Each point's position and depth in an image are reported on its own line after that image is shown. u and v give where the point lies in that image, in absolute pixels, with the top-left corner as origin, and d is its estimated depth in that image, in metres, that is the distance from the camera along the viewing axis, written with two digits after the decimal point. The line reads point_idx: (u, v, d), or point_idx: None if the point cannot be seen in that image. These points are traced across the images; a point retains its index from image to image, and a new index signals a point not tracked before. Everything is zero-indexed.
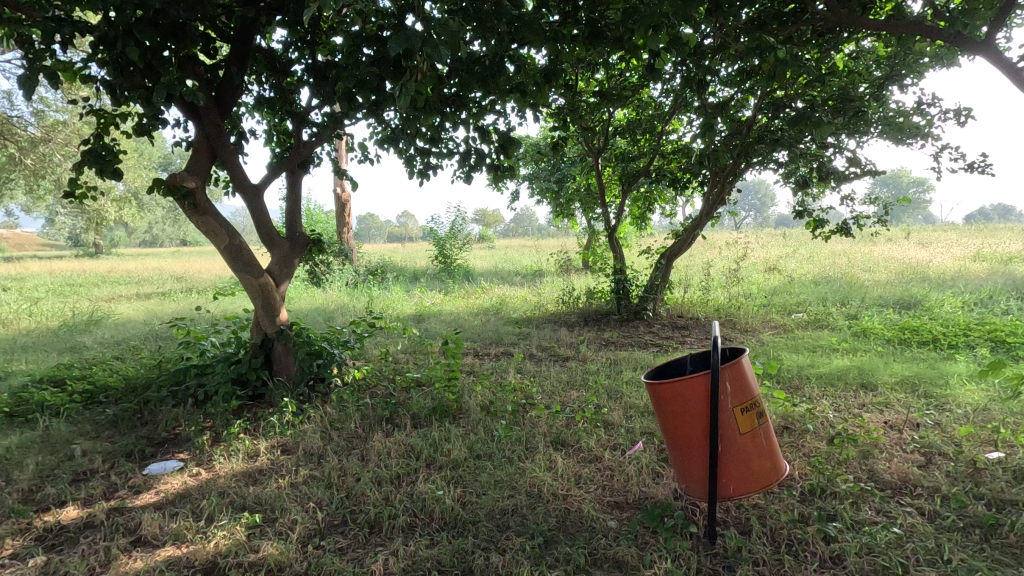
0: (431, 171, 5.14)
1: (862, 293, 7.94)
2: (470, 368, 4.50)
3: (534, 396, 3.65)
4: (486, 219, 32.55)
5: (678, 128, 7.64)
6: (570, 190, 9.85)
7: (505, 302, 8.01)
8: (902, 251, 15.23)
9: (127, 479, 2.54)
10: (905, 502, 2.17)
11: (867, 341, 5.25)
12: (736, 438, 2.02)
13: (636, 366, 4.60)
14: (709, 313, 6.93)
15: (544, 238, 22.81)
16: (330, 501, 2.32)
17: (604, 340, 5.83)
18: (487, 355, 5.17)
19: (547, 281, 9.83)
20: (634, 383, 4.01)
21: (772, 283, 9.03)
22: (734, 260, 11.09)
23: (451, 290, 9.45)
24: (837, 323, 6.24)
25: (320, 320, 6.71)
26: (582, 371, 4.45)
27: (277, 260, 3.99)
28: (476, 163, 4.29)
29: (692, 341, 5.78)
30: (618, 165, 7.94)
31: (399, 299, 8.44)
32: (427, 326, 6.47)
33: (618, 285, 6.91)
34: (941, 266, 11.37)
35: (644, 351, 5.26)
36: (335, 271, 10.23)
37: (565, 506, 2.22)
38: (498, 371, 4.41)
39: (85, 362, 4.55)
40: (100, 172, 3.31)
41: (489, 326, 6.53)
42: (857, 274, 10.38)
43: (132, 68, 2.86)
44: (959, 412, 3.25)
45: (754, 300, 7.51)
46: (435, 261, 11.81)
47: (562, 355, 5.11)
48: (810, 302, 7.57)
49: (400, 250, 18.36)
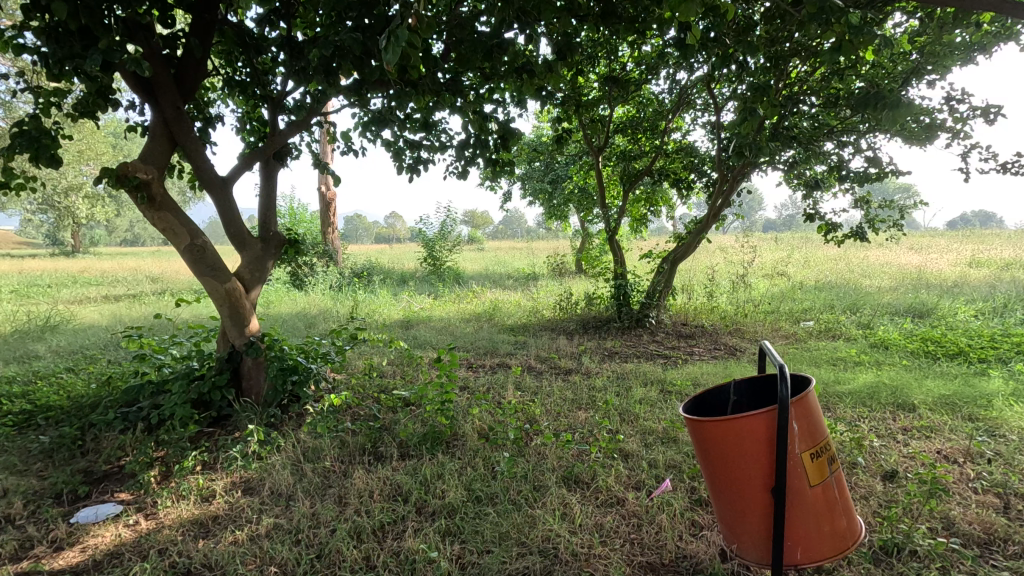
0: (423, 167, 4.71)
1: (870, 300, 7.64)
2: (464, 384, 4.07)
3: (539, 419, 3.24)
4: (475, 221, 32.17)
5: (681, 126, 7.30)
6: (565, 191, 9.48)
7: (498, 307, 7.59)
8: (897, 256, 15.06)
9: (49, 532, 2.09)
10: (1002, 566, 1.80)
11: (889, 354, 4.91)
12: (805, 493, 1.62)
13: (645, 381, 4.21)
14: (715, 321, 6.57)
15: (535, 240, 22.44)
16: (297, 563, 1.89)
17: (606, 350, 5.44)
18: (482, 367, 4.75)
19: (541, 285, 9.44)
20: (648, 402, 3.61)
21: (775, 289, 8.71)
22: (733, 265, 10.77)
23: (441, 294, 9.01)
24: (851, 333, 5.91)
25: (300, 328, 6.25)
26: (587, 386, 4.05)
27: (250, 264, 3.53)
28: (473, 156, 3.86)
29: (700, 351, 5.41)
30: (618, 165, 7.57)
31: (386, 304, 7.99)
32: (416, 334, 6.04)
33: (619, 291, 6.53)
34: (942, 272, 11.14)
35: (650, 362, 4.87)
36: (319, 274, 9.75)
37: (587, 571, 1.82)
38: (496, 388, 3.99)
39: (31, 376, 4.05)
40: (34, 158, 2.83)
41: (483, 334, 6.11)
42: (858, 279, 10.10)
43: (64, 34, 2.38)
44: (1017, 439, 2.89)
45: (760, 307, 7.17)
46: (424, 263, 11.36)
47: (563, 368, 4.70)
48: (818, 310, 7.24)
49: (388, 251, 17.88)
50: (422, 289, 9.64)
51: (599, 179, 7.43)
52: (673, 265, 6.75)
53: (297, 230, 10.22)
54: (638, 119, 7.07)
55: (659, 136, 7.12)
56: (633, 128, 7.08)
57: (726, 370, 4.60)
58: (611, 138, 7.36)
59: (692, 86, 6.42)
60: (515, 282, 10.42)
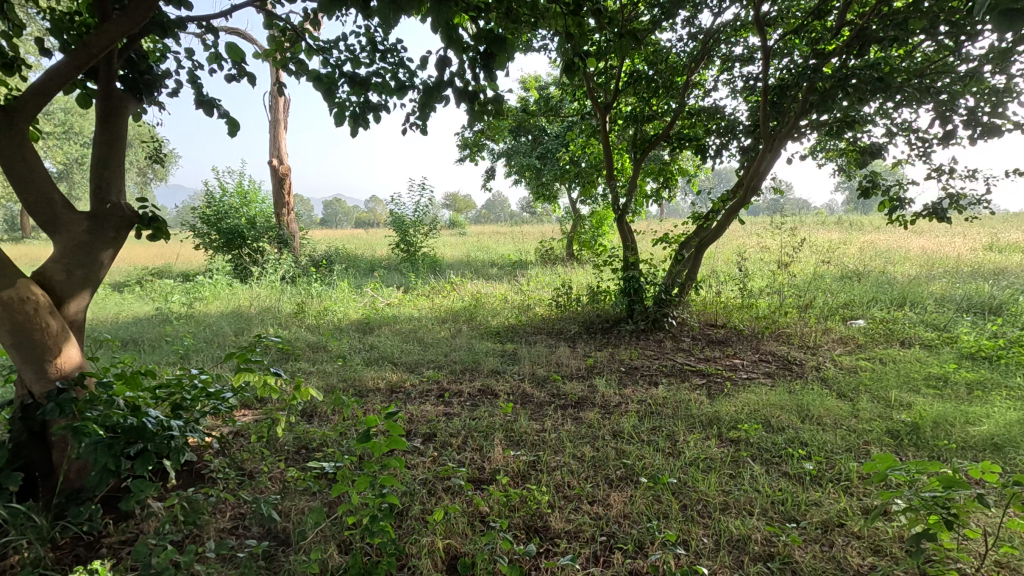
0: (372, 116, 3.33)
1: (920, 292, 6.46)
2: (430, 434, 2.76)
3: (549, 520, 1.96)
4: (452, 204, 30.65)
5: (703, 80, 6.00)
6: (560, 164, 8.10)
7: (480, 303, 6.26)
8: (907, 240, 13.92)
9: None
10: None
11: (1001, 372, 3.69)
12: None
13: (691, 422, 2.93)
14: (749, 321, 5.33)
15: (519, 225, 21.02)
16: None
17: (622, 365, 4.15)
18: (458, 398, 3.41)
19: (530, 276, 8.05)
20: (712, 471, 2.33)
21: (802, 278, 7.51)
22: (745, 250, 9.55)
23: (412, 287, 7.61)
24: (924, 338, 4.70)
25: (224, 336, 4.83)
26: (610, 436, 2.75)
27: (67, 257, 2.14)
28: (442, 88, 2.47)
29: (746, 365, 4.15)
30: (626, 131, 6.23)
31: (345, 299, 6.57)
32: (374, 344, 4.67)
33: (631, 284, 5.22)
34: (968, 258, 10.07)
35: (685, 387, 3.58)
36: (269, 262, 8.27)
37: None
38: (478, 441, 2.68)
39: None
40: None
41: (461, 341, 4.76)
42: (885, 267, 8.96)
43: None
44: None
45: (797, 302, 5.92)
46: (396, 249, 9.94)
47: (570, 397, 3.38)
48: (865, 307, 6.02)
49: (360, 236, 16.34)
50: (391, 280, 8.23)
51: (605, 146, 6.08)
52: (696, 252, 5.49)
53: (244, 210, 8.69)
54: (652, 72, 5.75)
55: (676, 93, 5.82)
56: (647, 84, 5.76)
57: (795, 398, 3.32)
58: (620, 96, 6.02)
59: (721, 28, 5.20)
60: (500, 271, 9.03)
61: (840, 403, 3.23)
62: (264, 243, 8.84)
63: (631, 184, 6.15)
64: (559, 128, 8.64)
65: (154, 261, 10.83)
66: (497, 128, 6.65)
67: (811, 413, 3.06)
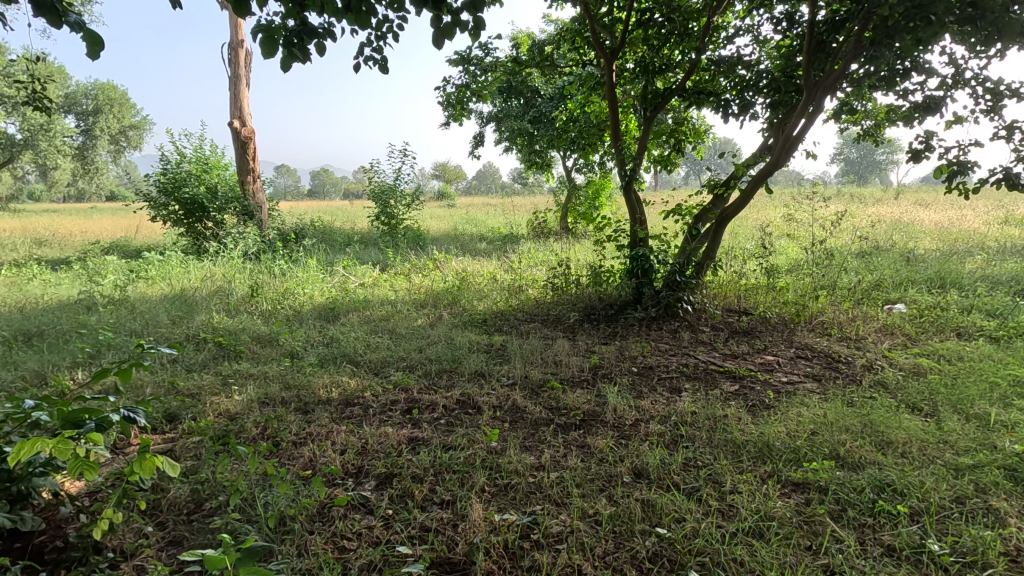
0: (314, 45, 2.25)
1: (959, 270, 5.74)
2: (385, 480, 2.02)
3: None
4: (440, 174, 29.52)
5: (723, 23, 5.14)
6: (556, 126, 7.24)
7: (464, 284, 5.48)
8: (916, 212, 13.21)
9: None
10: None
11: None
12: None
13: (736, 455, 2.20)
14: (775, 305, 4.60)
15: (510, 196, 20.05)
16: None
17: (633, 363, 3.41)
18: (430, 415, 2.66)
19: (522, 252, 7.24)
20: (786, 549, 1.61)
21: (822, 254, 6.77)
22: (753, 223, 8.77)
23: (391, 264, 6.80)
24: (984, 328, 4.00)
25: (156, 327, 4.01)
26: (629, 479, 2.02)
27: None
28: None
29: (781, 363, 3.44)
30: (633, 84, 5.37)
31: (311, 279, 5.75)
32: (335, 337, 3.89)
33: (640, 264, 4.46)
34: (989, 232, 9.37)
35: (717, 397, 2.84)
36: (229, 236, 7.38)
37: None
38: (451, 489, 1.95)
39: None
40: None
41: (439, 332, 3.99)
42: (907, 241, 8.24)
43: None
44: None
45: (826, 282, 5.20)
46: (375, 221, 9.07)
47: (575, 414, 2.63)
48: (901, 288, 5.30)
49: (341, 207, 15.33)
50: (367, 256, 7.42)
51: (610, 101, 5.21)
52: (715, 227, 4.65)
53: (201, 178, 7.74)
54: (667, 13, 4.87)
55: (693, 37, 4.96)
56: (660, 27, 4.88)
57: (860, 412, 2.59)
58: (628, 42, 5.13)
59: None
60: (489, 246, 8.21)
61: (919, 420, 2.51)
62: (228, 215, 7.95)
63: (639, 146, 5.32)
64: (554, 87, 7.74)
65: (111, 235, 9.84)
66: (485, 82, 5.76)
67: (889, 438, 2.33)
